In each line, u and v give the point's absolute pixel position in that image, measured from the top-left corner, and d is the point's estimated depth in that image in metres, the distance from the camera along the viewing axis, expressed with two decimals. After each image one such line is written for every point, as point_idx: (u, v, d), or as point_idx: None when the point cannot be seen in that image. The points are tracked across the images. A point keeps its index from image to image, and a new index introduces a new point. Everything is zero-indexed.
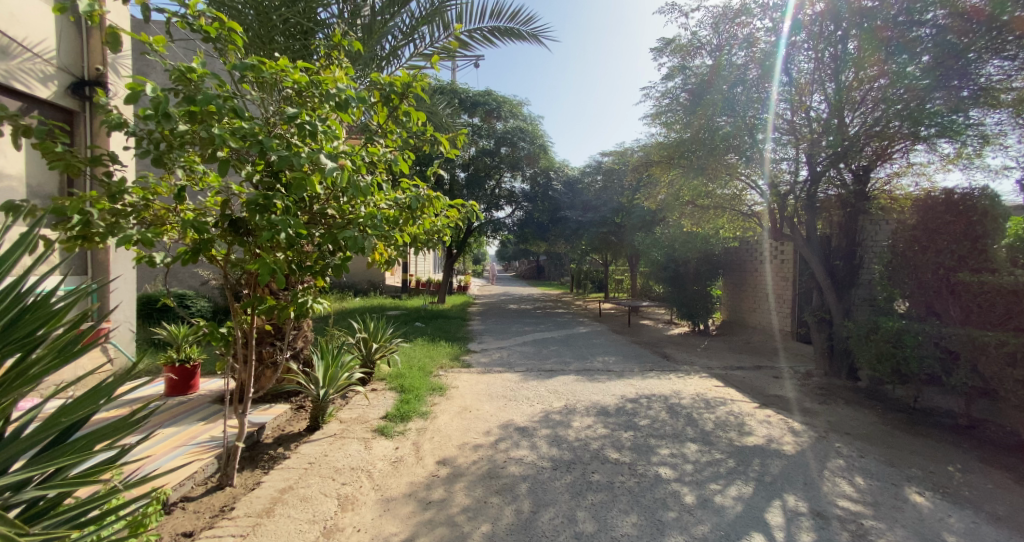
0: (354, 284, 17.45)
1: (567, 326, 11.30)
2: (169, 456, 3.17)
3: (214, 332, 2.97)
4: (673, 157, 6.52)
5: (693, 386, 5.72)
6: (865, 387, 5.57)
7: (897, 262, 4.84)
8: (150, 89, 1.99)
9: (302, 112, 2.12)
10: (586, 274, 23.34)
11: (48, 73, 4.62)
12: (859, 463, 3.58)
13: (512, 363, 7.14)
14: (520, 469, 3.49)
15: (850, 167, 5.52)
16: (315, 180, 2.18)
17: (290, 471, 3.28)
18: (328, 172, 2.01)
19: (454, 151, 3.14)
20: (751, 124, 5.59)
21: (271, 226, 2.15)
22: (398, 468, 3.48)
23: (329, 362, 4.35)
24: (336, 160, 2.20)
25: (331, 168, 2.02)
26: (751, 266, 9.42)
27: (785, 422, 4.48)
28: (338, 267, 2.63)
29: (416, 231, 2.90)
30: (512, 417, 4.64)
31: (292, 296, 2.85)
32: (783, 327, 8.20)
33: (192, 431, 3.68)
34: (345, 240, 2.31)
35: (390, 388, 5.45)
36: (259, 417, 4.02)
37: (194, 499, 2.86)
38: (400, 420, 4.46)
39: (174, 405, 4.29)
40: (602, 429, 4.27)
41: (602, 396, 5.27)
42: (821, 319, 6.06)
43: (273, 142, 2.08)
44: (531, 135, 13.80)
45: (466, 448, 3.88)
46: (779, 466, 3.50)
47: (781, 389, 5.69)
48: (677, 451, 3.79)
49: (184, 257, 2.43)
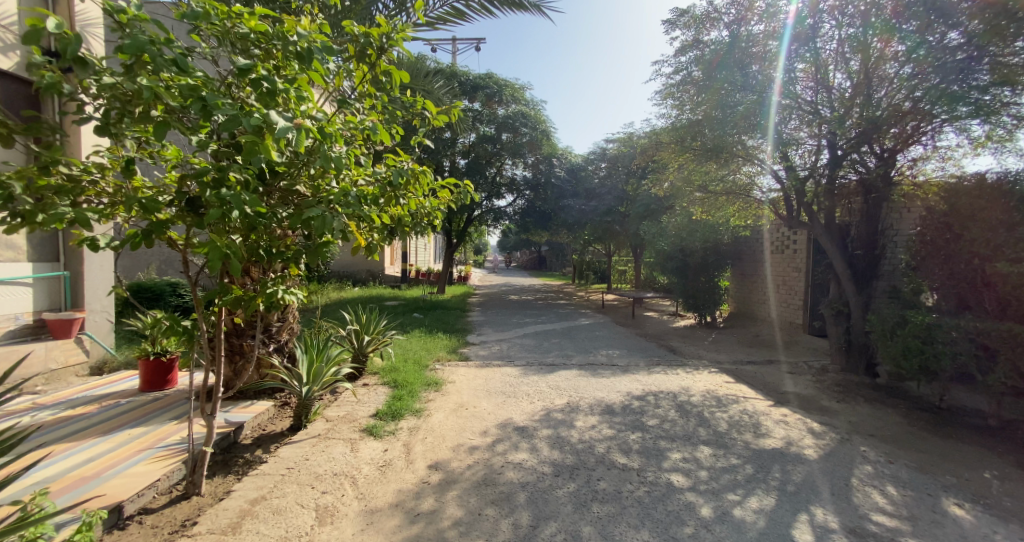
0: (353, 273, 17.32)
1: (570, 318, 10.86)
2: (130, 462, 2.92)
3: (177, 325, 2.65)
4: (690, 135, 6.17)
5: (703, 382, 5.42)
6: (885, 384, 5.26)
7: (924, 252, 4.52)
8: (58, 26, 1.58)
9: (257, 64, 1.77)
10: (588, 265, 23.06)
11: (9, 41, 4.26)
12: (889, 470, 3.27)
13: (512, 356, 6.85)
14: (518, 475, 3.19)
15: (875, 150, 5.16)
16: (273, 148, 1.86)
17: (265, 478, 2.98)
18: (281, 132, 1.63)
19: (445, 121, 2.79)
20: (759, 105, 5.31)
21: (218, 197, 1.81)
22: (385, 474, 3.20)
23: (313, 357, 4.11)
24: (295, 122, 1.86)
25: (280, 123, 1.65)
26: (761, 256, 9.06)
27: (803, 422, 4.17)
28: (315, 255, 2.31)
29: (406, 213, 2.59)
30: (511, 415, 4.35)
31: (261, 285, 2.52)
32: (795, 321, 7.88)
33: (161, 431, 3.43)
34: (310, 219, 1.96)
35: (382, 383, 5.16)
36: (237, 416, 3.72)
37: (154, 511, 2.58)
38: (391, 419, 4.16)
39: (149, 402, 4.04)
40: (607, 430, 3.97)
41: (607, 393, 4.97)
42: (838, 312, 5.73)
43: (220, 99, 1.71)
44: (533, 120, 13.35)
45: (461, 451, 3.58)
46: (801, 474, 3.18)
47: (795, 385, 5.38)
48: (689, 455, 3.48)
49: (133, 240, 2.16)
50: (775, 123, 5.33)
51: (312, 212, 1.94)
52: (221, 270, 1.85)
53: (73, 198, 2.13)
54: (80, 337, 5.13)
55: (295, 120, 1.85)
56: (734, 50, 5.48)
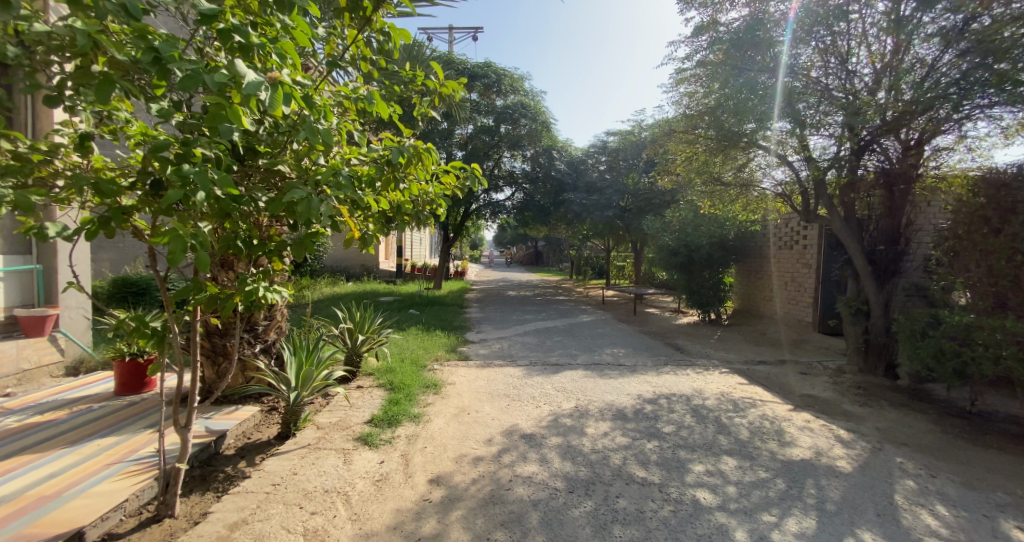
0: (347, 268, 17.02)
1: (570, 315, 10.59)
2: (95, 479, 2.59)
3: (144, 327, 2.29)
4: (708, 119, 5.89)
5: (715, 384, 5.15)
6: (906, 387, 5.01)
7: (957, 246, 4.24)
8: None
9: (224, 8, 1.43)
10: (586, 261, 22.80)
11: None
12: (933, 486, 3.01)
13: (513, 355, 6.55)
14: (529, 491, 2.89)
15: (902, 138, 4.86)
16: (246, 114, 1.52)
17: (248, 497, 2.66)
18: (251, 88, 1.28)
19: (450, 90, 2.48)
20: (767, 88, 5.18)
21: (178, 173, 1.47)
22: (382, 490, 2.89)
23: (302, 360, 3.79)
24: (271, 81, 1.52)
25: (249, 76, 1.31)
26: (768, 252, 8.80)
27: (829, 429, 3.91)
28: (301, 247, 1.99)
29: (406, 199, 2.29)
30: (516, 421, 4.05)
31: (239, 282, 2.18)
32: (804, 318, 7.62)
33: (134, 441, 3.09)
34: (293, 202, 1.62)
35: (377, 385, 4.85)
36: (219, 424, 3.40)
37: (119, 538, 2.27)
38: (387, 426, 3.86)
39: (122, 407, 3.70)
40: (621, 438, 3.68)
41: (617, 396, 4.68)
42: (857, 310, 5.47)
43: (176, 50, 1.37)
44: (533, 111, 12.98)
45: (464, 463, 3.28)
46: (838, 490, 2.91)
47: (812, 387, 5.12)
48: (713, 467, 3.20)
49: (87, 228, 1.82)
50: (779, 107, 5.11)
51: (295, 193, 1.60)
52: (183, 263, 1.50)
53: (22, 179, 1.80)
54: (53, 336, 4.78)
55: (271, 79, 1.51)
56: (753, 32, 5.24)
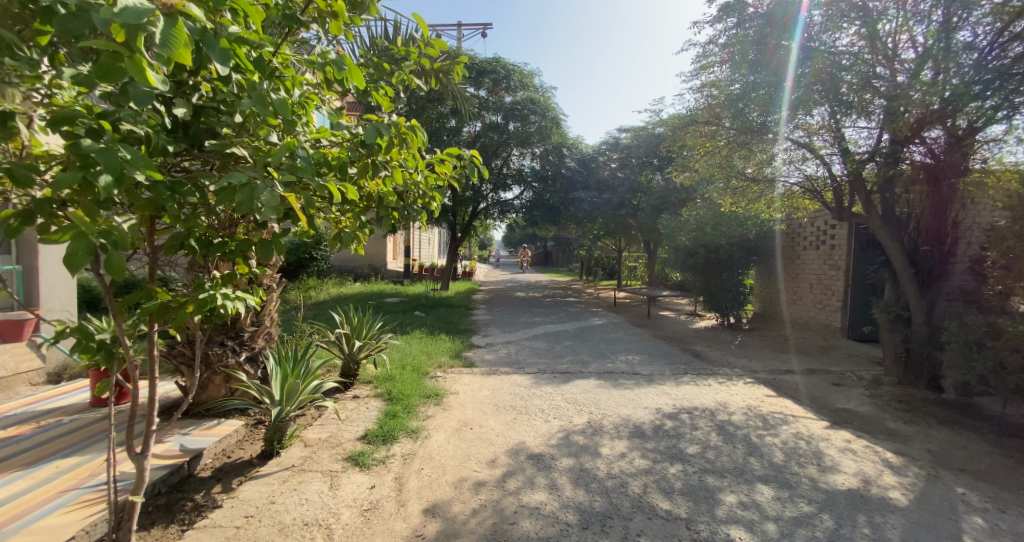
0: (354, 268, 16.87)
1: (581, 318, 10.19)
2: (41, 511, 2.26)
3: (88, 342, 1.87)
4: (736, 109, 5.45)
5: (740, 396, 4.74)
6: (953, 401, 4.55)
7: (1016, 248, 3.69)
8: None
9: None
10: (597, 260, 22.32)
11: None
12: (1006, 524, 2.60)
13: (521, 362, 6.17)
14: (536, 527, 2.52)
15: (950, 126, 4.36)
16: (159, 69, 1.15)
17: (215, 533, 2.32)
18: (131, 18, 0.90)
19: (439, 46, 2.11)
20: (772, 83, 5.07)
21: (75, 150, 1.12)
22: (370, 522, 2.55)
23: (288, 372, 3.46)
24: (164, 9, 1.07)
25: (129, 2, 0.92)
26: (791, 252, 8.33)
27: (874, 451, 3.49)
28: (265, 246, 1.62)
29: (391, 191, 1.97)
30: (523, 438, 3.69)
31: (194, 287, 1.80)
32: (832, 323, 7.15)
33: (98, 463, 2.78)
34: (232, 186, 1.24)
35: (375, 395, 4.52)
36: (195, 442, 3.09)
37: None
38: (382, 443, 3.52)
39: (92, 422, 3.39)
40: (640, 461, 3.29)
41: (634, 410, 4.30)
42: (896, 317, 5.00)
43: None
44: (543, 107, 12.57)
45: (464, 489, 2.92)
46: (897, 529, 2.51)
47: (848, 401, 4.68)
48: (747, 498, 2.81)
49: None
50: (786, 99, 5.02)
51: (232, 178, 1.23)
52: (87, 268, 1.14)
53: None
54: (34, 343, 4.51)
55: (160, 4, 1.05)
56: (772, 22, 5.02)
